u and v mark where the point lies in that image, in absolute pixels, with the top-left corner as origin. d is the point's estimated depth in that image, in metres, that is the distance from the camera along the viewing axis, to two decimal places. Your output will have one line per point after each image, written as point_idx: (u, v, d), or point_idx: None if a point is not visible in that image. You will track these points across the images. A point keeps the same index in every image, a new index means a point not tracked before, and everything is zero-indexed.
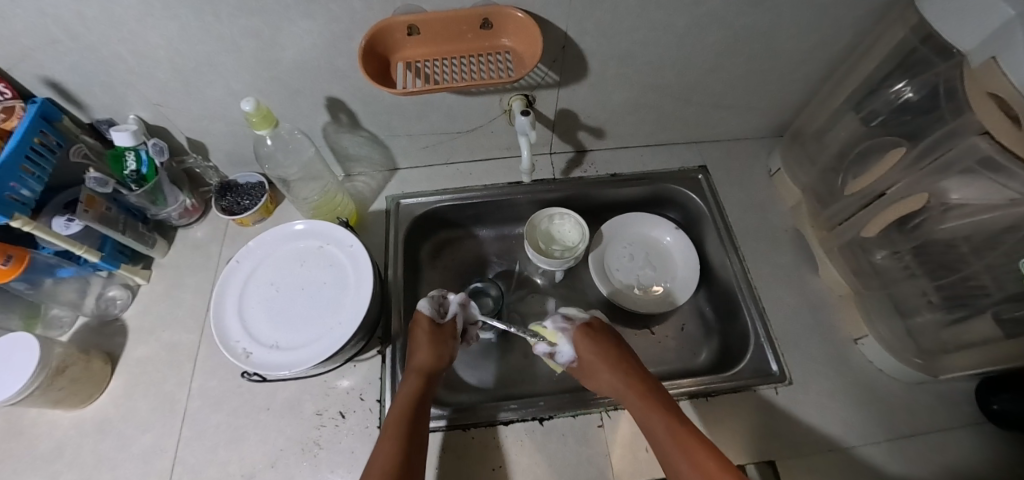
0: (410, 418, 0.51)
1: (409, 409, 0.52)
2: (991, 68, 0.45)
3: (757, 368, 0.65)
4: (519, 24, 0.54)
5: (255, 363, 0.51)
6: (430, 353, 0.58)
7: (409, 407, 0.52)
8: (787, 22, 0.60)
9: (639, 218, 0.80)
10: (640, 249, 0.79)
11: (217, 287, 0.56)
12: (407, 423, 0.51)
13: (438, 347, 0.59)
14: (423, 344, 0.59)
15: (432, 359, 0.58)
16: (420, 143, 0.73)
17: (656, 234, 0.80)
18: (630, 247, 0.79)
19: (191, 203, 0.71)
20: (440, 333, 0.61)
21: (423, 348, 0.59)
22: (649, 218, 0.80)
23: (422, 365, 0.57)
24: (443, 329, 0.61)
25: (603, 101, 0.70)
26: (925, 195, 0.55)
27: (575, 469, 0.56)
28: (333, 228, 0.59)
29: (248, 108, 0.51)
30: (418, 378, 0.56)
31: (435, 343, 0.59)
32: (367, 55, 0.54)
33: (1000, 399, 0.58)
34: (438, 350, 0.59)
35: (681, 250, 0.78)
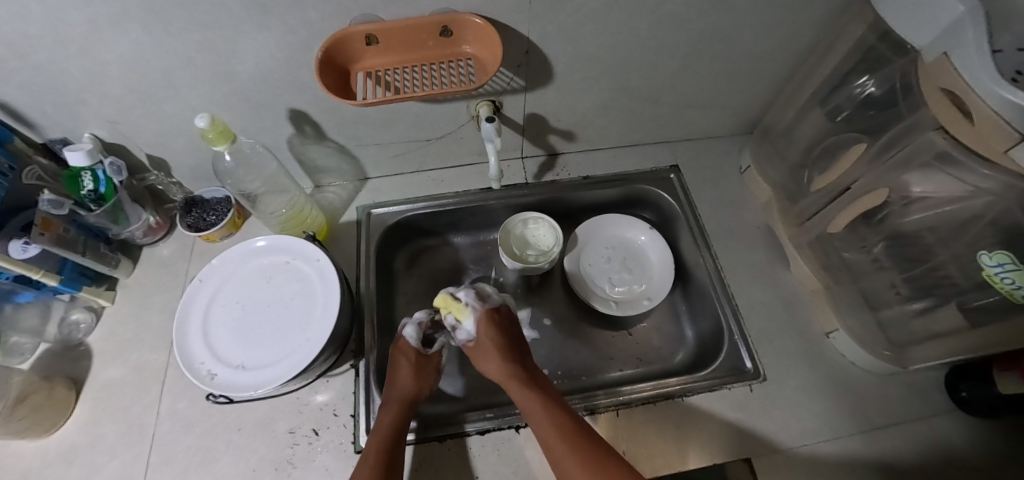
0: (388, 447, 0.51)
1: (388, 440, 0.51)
2: (943, 64, 0.46)
3: (733, 366, 0.65)
4: (480, 31, 0.53)
5: (220, 384, 0.50)
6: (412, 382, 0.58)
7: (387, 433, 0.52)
8: (749, 21, 0.60)
9: (615, 219, 0.80)
10: (616, 251, 0.79)
11: (180, 308, 0.54)
12: (384, 453, 0.50)
13: (420, 379, 0.59)
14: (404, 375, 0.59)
15: (411, 387, 0.57)
16: (390, 152, 0.72)
17: (632, 235, 0.80)
18: (606, 248, 0.80)
19: (156, 221, 0.70)
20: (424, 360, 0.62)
21: (405, 378, 0.58)
22: (624, 219, 0.80)
23: (403, 394, 0.56)
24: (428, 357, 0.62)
25: (572, 104, 0.70)
26: (887, 190, 0.56)
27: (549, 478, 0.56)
28: (300, 243, 0.58)
29: (203, 124, 0.50)
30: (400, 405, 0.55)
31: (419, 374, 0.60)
32: (325, 66, 0.53)
33: (969, 387, 0.59)
34: (421, 381, 0.59)
35: (656, 249, 0.78)
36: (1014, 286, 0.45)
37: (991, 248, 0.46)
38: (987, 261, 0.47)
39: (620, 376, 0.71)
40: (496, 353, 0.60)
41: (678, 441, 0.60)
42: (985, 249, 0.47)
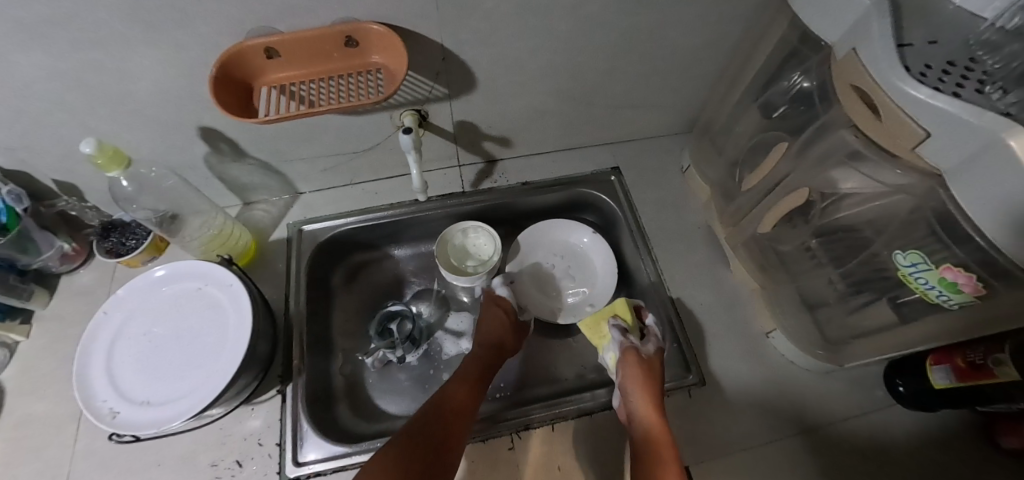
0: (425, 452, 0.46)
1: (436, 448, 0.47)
2: (852, 60, 0.44)
3: (672, 372, 0.64)
4: (385, 40, 0.51)
5: (122, 423, 0.48)
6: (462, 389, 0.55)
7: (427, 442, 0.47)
8: (672, 20, 0.58)
9: (558, 225, 0.78)
10: (560, 257, 0.78)
11: (82, 343, 0.52)
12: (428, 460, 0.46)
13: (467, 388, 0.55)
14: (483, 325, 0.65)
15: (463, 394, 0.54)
16: (318, 166, 0.70)
17: (575, 240, 0.78)
18: (550, 255, 0.78)
19: (72, 248, 0.67)
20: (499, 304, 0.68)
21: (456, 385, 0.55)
22: (567, 224, 0.78)
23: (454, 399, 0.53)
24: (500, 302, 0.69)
25: (502, 110, 0.68)
26: (807, 189, 0.55)
27: None
28: (211, 267, 0.56)
29: (89, 149, 0.47)
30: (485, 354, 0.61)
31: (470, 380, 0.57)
32: (225, 83, 0.50)
33: (906, 381, 0.60)
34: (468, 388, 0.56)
35: (601, 254, 0.76)
36: (930, 286, 0.44)
37: (905, 247, 0.46)
38: (902, 261, 0.46)
39: (563, 386, 0.69)
40: (654, 391, 0.55)
41: (615, 452, 0.58)
42: (900, 248, 0.46)
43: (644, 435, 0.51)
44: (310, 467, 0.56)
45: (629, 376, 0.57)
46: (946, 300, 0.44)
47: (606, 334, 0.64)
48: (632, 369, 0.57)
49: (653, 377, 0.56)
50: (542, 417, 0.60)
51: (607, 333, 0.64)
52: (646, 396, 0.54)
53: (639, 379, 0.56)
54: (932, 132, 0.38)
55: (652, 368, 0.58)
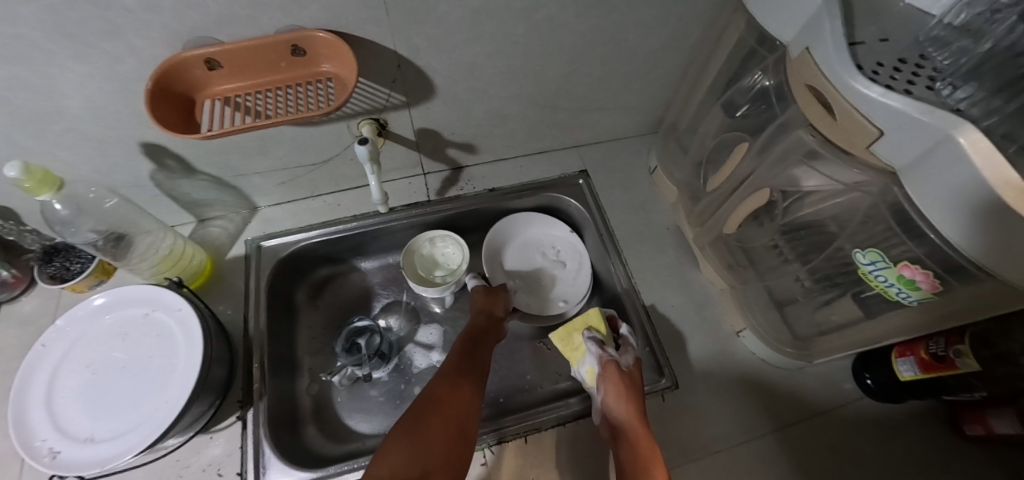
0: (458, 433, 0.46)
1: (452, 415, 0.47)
2: (804, 61, 0.44)
3: (647, 376, 0.63)
4: (334, 48, 0.49)
5: (64, 463, 0.45)
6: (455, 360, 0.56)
7: (456, 425, 0.47)
8: (631, 21, 0.58)
9: (530, 219, 0.77)
10: (534, 252, 0.76)
11: (18, 379, 0.48)
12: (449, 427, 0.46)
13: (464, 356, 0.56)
14: (482, 305, 0.65)
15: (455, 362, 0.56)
16: (275, 179, 0.67)
17: (545, 236, 0.77)
18: (523, 251, 0.76)
19: (12, 275, 0.63)
20: (494, 295, 0.67)
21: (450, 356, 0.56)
22: (539, 220, 0.77)
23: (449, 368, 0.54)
24: (496, 292, 0.68)
25: (464, 116, 0.66)
26: (768, 190, 0.55)
27: None
28: (158, 291, 0.52)
29: (14, 173, 0.44)
30: (486, 331, 0.62)
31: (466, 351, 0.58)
32: (164, 97, 0.48)
33: (873, 374, 0.60)
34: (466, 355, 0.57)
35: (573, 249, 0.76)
36: (889, 284, 0.44)
37: (865, 246, 0.45)
38: (862, 259, 0.46)
39: (538, 398, 0.68)
40: (631, 399, 0.55)
41: (592, 461, 0.57)
42: (861, 247, 0.46)
43: (627, 447, 0.51)
44: None
45: (607, 387, 0.56)
46: (905, 297, 0.44)
47: (581, 346, 0.64)
48: (610, 379, 0.57)
49: (631, 386, 0.56)
50: (516, 430, 0.58)
51: (581, 344, 0.64)
52: (623, 404, 0.54)
53: (617, 388, 0.56)
54: (885, 130, 0.38)
55: (630, 377, 0.58)
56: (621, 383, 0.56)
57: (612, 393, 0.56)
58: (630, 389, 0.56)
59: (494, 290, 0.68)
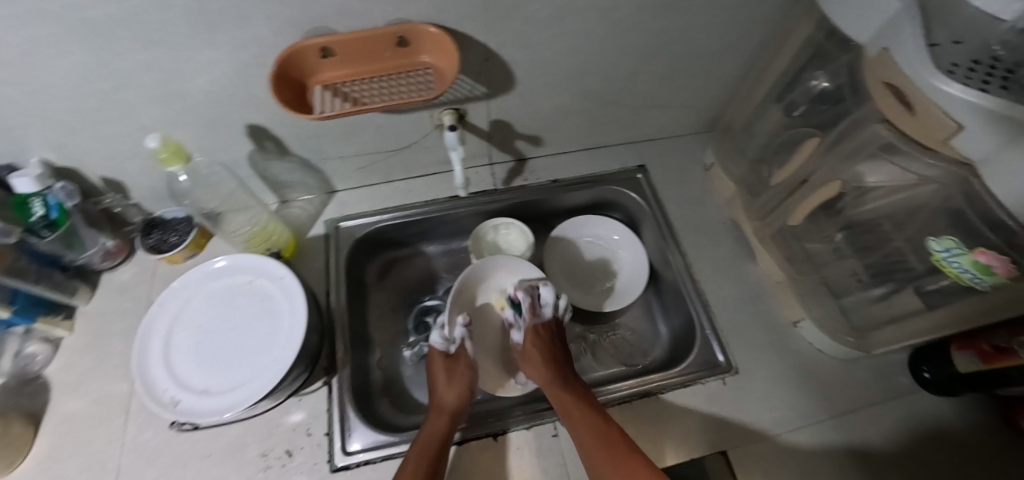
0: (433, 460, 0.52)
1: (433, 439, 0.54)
2: (883, 59, 0.47)
3: (706, 360, 0.66)
4: (436, 41, 0.53)
5: (185, 410, 0.49)
6: (454, 390, 0.61)
7: (432, 449, 0.53)
8: (703, 23, 0.61)
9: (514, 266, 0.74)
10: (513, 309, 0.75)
11: (140, 334, 0.53)
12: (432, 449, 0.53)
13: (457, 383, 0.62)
14: (444, 382, 0.62)
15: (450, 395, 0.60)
16: (355, 164, 0.72)
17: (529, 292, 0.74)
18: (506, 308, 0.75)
19: (114, 245, 0.68)
20: (452, 364, 0.65)
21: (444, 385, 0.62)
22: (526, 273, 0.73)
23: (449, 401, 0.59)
24: (456, 357, 0.66)
25: (535, 109, 0.70)
26: (839, 183, 0.57)
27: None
28: (261, 260, 0.57)
29: (154, 145, 0.49)
30: (445, 419, 0.57)
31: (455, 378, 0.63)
32: (282, 81, 0.52)
33: (931, 367, 0.62)
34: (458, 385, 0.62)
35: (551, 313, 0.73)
36: (964, 270, 0.47)
37: (941, 234, 0.48)
38: (935, 247, 0.49)
39: (596, 379, 0.73)
40: (547, 363, 0.63)
41: (655, 438, 0.60)
42: (935, 235, 0.49)
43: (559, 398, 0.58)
44: (359, 456, 0.57)
45: (527, 338, 0.67)
46: (977, 282, 0.46)
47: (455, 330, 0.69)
48: (530, 338, 0.66)
49: (548, 350, 0.65)
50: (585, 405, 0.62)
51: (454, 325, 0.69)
52: (552, 371, 0.62)
53: (545, 350, 0.65)
54: (966, 124, 0.40)
55: (549, 331, 0.68)
56: (545, 342, 0.66)
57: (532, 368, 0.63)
58: (545, 349, 0.65)
59: (453, 356, 0.66)
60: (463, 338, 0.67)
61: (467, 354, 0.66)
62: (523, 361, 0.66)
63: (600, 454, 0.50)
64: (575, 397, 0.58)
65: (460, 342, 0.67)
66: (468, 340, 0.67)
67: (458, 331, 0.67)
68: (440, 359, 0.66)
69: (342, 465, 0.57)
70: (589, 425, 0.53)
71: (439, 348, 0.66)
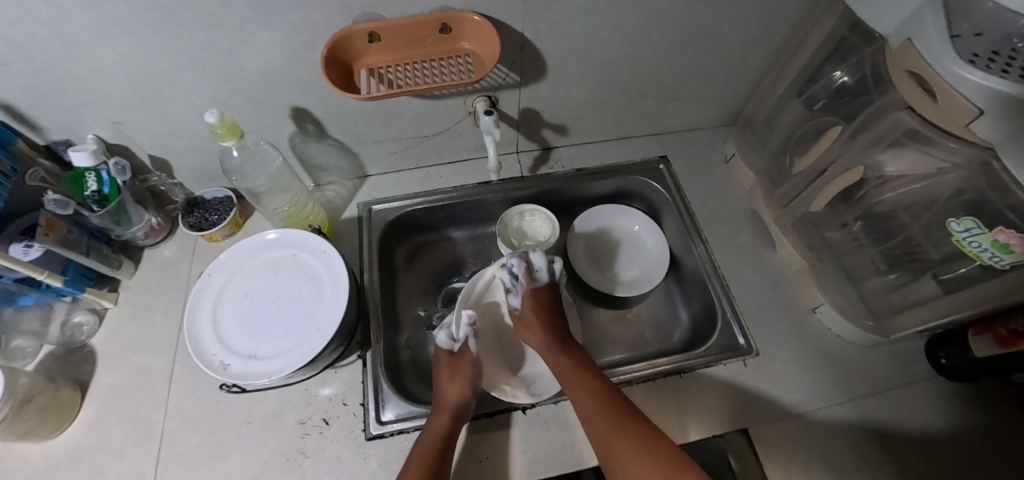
0: (435, 459, 0.51)
1: (436, 441, 0.53)
2: (908, 50, 0.49)
3: (726, 343, 0.68)
4: (478, 28, 0.56)
5: (234, 373, 0.52)
6: (457, 388, 0.60)
7: (433, 449, 0.52)
8: (730, 17, 0.64)
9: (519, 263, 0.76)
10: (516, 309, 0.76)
11: (190, 303, 0.56)
12: (436, 447, 0.52)
13: (459, 381, 0.61)
14: (446, 381, 0.61)
15: (456, 392, 0.59)
16: (389, 149, 0.75)
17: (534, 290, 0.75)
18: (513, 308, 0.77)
19: (157, 222, 0.71)
20: (456, 362, 0.65)
21: (448, 385, 0.60)
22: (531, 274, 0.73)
23: (448, 398, 0.58)
24: (460, 355, 0.66)
25: (564, 99, 0.74)
26: (862, 168, 0.59)
27: (590, 460, 0.58)
28: (306, 236, 0.62)
29: (211, 120, 0.51)
30: (447, 418, 0.56)
31: (456, 378, 0.62)
32: (331, 63, 0.55)
33: (948, 353, 0.63)
34: (463, 384, 0.60)
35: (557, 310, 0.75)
36: (983, 249, 0.48)
37: (960, 216, 0.49)
38: (956, 228, 0.50)
39: (617, 360, 0.76)
40: (543, 323, 0.67)
41: (678, 415, 0.62)
42: (954, 217, 0.50)
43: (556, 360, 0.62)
44: (392, 426, 0.59)
45: (526, 303, 0.70)
46: (997, 261, 0.47)
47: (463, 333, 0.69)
48: (528, 303, 0.70)
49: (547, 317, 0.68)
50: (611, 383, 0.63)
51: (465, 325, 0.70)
52: (545, 330, 0.66)
53: (539, 316, 0.68)
54: (986, 109, 0.43)
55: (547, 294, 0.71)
56: (543, 309, 0.69)
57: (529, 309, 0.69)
58: (543, 312, 0.69)
59: (456, 355, 0.66)
60: (468, 335, 0.67)
61: (471, 352, 0.66)
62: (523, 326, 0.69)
63: (592, 403, 0.55)
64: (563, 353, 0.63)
65: (464, 340, 0.67)
66: (471, 338, 0.67)
67: (463, 330, 0.68)
68: (445, 358, 0.66)
69: (376, 434, 0.59)
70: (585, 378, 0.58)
71: (445, 347, 0.67)
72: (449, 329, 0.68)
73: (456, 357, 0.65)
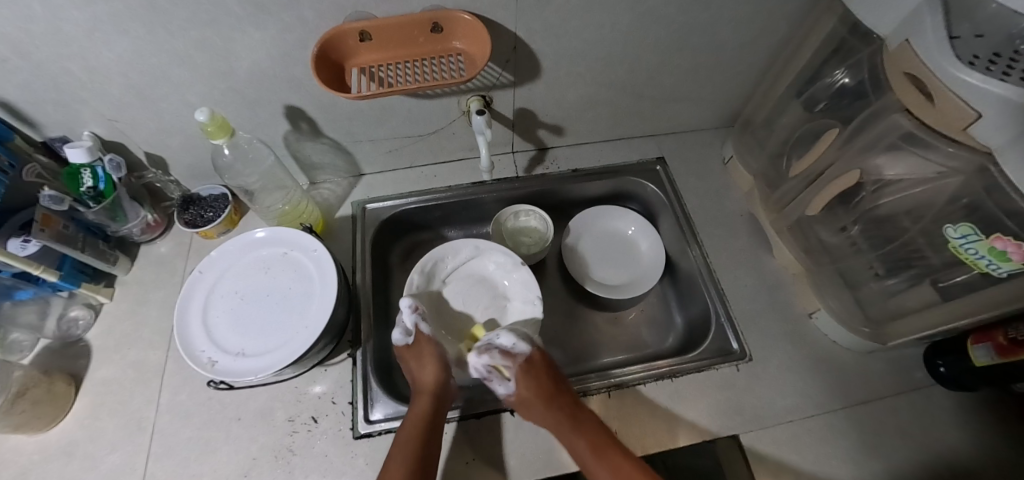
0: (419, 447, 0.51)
1: (418, 429, 0.53)
2: (906, 51, 0.47)
3: (719, 347, 0.68)
4: (469, 27, 0.55)
5: (221, 370, 0.52)
6: (431, 372, 0.59)
7: (418, 436, 0.52)
8: (727, 16, 0.63)
9: (469, 246, 0.75)
10: (482, 289, 0.76)
11: (180, 299, 0.57)
12: (421, 438, 0.52)
13: (433, 365, 0.60)
14: (417, 369, 0.60)
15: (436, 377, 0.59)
16: (384, 148, 0.75)
17: (492, 264, 0.76)
18: (473, 289, 0.76)
19: (153, 219, 0.72)
20: (416, 350, 0.62)
21: (424, 370, 0.60)
22: (481, 248, 0.75)
23: (424, 384, 0.58)
24: (417, 344, 0.62)
25: (559, 99, 0.73)
26: (859, 172, 0.58)
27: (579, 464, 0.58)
28: (297, 235, 0.62)
29: (202, 118, 0.51)
30: (430, 400, 0.56)
31: (431, 362, 0.61)
32: (322, 62, 0.55)
33: (946, 362, 0.62)
34: (438, 367, 0.60)
35: (518, 279, 0.73)
36: (980, 256, 0.47)
37: (956, 221, 0.49)
38: (953, 234, 0.49)
39: (611, 362, 0.75)
40: (546, 400, 0.57)
41: (668, 420, 0.62)
42: (952, 222, 0.49)
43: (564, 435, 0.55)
44: (380, 425, 0.59)
45: (520, 384, 0.58)
46: (995, 269, 0.46)
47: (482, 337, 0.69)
48: (522, 379, 0.58)
49: (545, 384, 0.58)
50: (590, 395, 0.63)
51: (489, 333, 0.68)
52: (551, 409, 0.56)
53: (542, 393, 0.57)
54: (984, 112, 0.41)
55: (537, 362, 0.61)
56: (542, 381, 0.59)
57: (528, 388, 0.58)
58: (545, 394, 0.57)
59: (416, 344, 0.62)
60: (418, 321, 0.63)
61: (427, 335, 0.63)
62: (523, 406, 0.58)
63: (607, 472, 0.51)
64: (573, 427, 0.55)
65: (417, 328, 0.63)
66: (423, 322, 0.63)
67: (411, 318, 0.63)
68: (405, 352, 0.63)
69: (364, 432, 0.59)
70: (602, 457, 0.52)
71: (401, 343, 0.63)
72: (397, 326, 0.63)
73: (415, 347, 0.62)
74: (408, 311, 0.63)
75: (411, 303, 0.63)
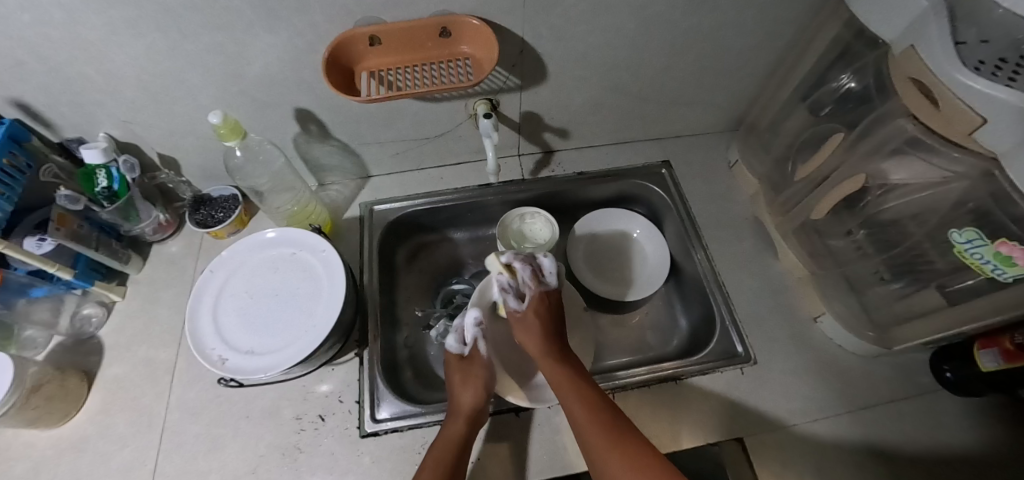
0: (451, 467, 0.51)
1: (451, 448, 0.53)
2: (911, 56, 0.48)
3: (723, 350, 0.68)
4: (477, 31, 0.56)
5: (231, 368, 0.53)
6: (474, 393, 0.58)
7: (450, 457, 0.53)
8: (733, 21, 0.64)
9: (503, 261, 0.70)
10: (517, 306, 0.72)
11: (192, 297, 0.58)
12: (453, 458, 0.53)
13: (478, 388, 0.59)
14: (460, 384, 0.60)
15: (479, 401, 0.57)
16: (392, 150, 0.76)
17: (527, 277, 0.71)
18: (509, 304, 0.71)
19: (166, 218, 0.73)
20: (467, 365, 0.64)
21: (466, 390, 0.59)
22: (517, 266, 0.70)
23: (465, 405, 0.57)
24: (471, 359, 0.65)
25: (565, 102, 0.74)
26: (864, 176, 0.58)
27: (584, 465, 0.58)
28: (306, 235, 0.63)
29: (215, 120, 0.52)
30: (464, 423, 0.56)
31: (475, 384, 0.60)
32: (332, 66, 0.56)
33: (952, 367, 0.62)
34: (482, 390, 0.59)
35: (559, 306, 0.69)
36: (985, 261, 0.47)
37: (961, 226, 0.49)
38: (957, 238, 0.49)
39: (616, 364, 0.76)
40: (543, 331, 0.63)
41: (672, 422, 0.62)
42: (957, 227, 0.49)
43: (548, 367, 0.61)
44: (386, 424, 0.60)
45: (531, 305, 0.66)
46: (999, 273, 0.46)
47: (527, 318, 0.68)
48: (536, 303, 0.66)
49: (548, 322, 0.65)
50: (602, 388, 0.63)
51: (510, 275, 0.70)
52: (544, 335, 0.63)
53: (542, 322, 0.65)
54: (989, 118, 0.41)
55: (553, 300, 0.67)
56: (548, 313, 0.66)
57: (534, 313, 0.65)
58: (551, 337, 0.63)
59: (467, 358, 0.65)
60: (476, 338, 0.66)
61: (482, 355, 0.65)
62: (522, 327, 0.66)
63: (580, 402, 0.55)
64: (558, 364, 0.60)
65: (474, 343, 0.66)
66: (481, 340, 0.66)
67: (471, 332, 0.66)
68: (457, 362, 0.65)
69: (371, 431, 0.59)
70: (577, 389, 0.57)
71: (455, 351, 0.66)
72: (454, 333, 0.68)
73: (468, 362, 0.64)
74: (470, 319, 0.66)
75: (475, 317, 0.66)
